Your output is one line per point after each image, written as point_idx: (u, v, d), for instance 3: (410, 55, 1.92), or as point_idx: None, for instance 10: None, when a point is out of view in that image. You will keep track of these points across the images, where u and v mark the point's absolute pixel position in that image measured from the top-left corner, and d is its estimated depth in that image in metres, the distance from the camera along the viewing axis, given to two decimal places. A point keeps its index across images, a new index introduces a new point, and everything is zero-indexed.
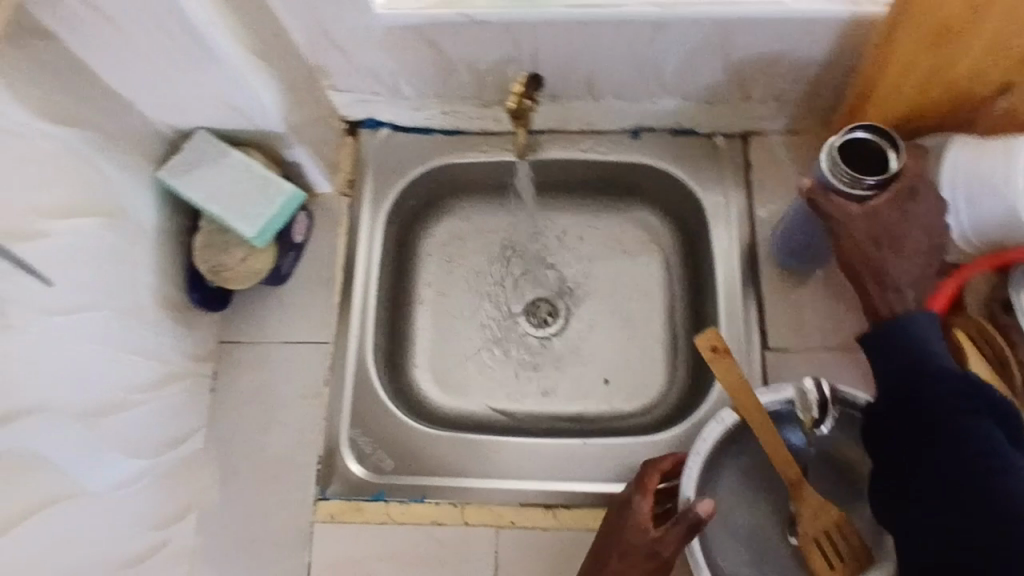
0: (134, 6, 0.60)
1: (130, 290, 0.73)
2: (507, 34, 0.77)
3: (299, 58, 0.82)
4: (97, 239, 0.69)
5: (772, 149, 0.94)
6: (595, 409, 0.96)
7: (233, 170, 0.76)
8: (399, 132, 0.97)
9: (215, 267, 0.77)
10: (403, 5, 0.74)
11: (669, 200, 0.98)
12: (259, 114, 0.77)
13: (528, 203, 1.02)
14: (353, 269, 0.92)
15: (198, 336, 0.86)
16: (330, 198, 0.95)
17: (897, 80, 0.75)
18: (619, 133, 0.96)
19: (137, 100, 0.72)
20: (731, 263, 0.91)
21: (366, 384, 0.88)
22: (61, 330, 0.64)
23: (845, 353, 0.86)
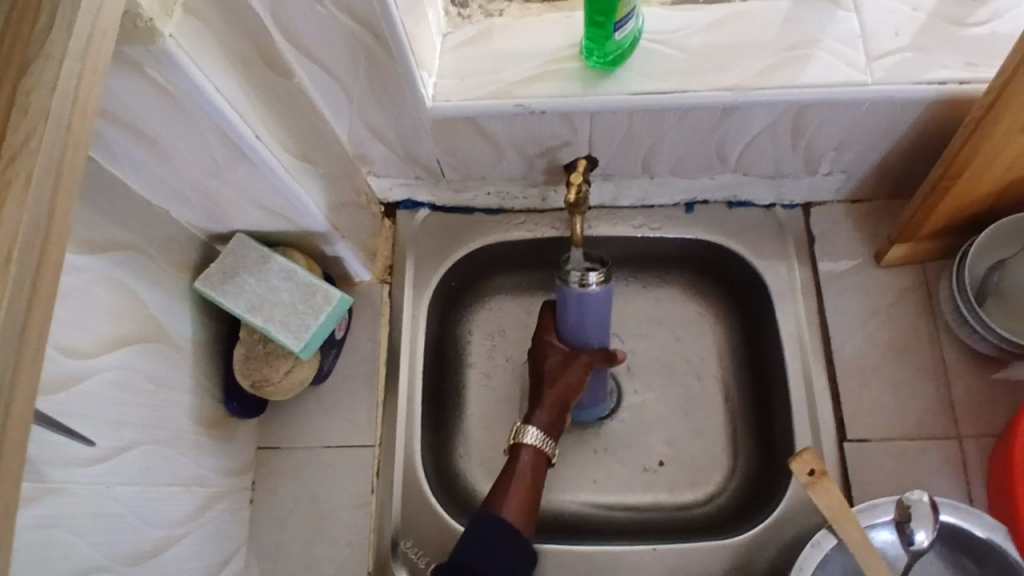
0: (179, 129, 0.55)
1: (168, 415, 0.68)
2: (564, 120, 0.72)
3: (341, 149, 0.77)
4: (133, 368, 0.63)
5: (835, 220, 0.89)
6: (655, 498, 0.89)
7: (279, 279, 0.71)
8: (439, 213, 0.92)
9: (259, 381, 0.73)
10: (456, 95, 0.71)
11: (726, 274, 0.93)
12: (304, 216, 0.72)
13: None
14: (397, 361, 0.86)
15: (237, 446, 0.80)
16: (369, 286, 0.89)
17: (988, 162, 0.70)
18: (672, 208, 0.91)
19: (172, 211, 0.67)
20: (800, 345, 0.85)
21: (417, 489, 0.82)
22: (100, 479, 0.58)
23: (928, 442, 0.81)
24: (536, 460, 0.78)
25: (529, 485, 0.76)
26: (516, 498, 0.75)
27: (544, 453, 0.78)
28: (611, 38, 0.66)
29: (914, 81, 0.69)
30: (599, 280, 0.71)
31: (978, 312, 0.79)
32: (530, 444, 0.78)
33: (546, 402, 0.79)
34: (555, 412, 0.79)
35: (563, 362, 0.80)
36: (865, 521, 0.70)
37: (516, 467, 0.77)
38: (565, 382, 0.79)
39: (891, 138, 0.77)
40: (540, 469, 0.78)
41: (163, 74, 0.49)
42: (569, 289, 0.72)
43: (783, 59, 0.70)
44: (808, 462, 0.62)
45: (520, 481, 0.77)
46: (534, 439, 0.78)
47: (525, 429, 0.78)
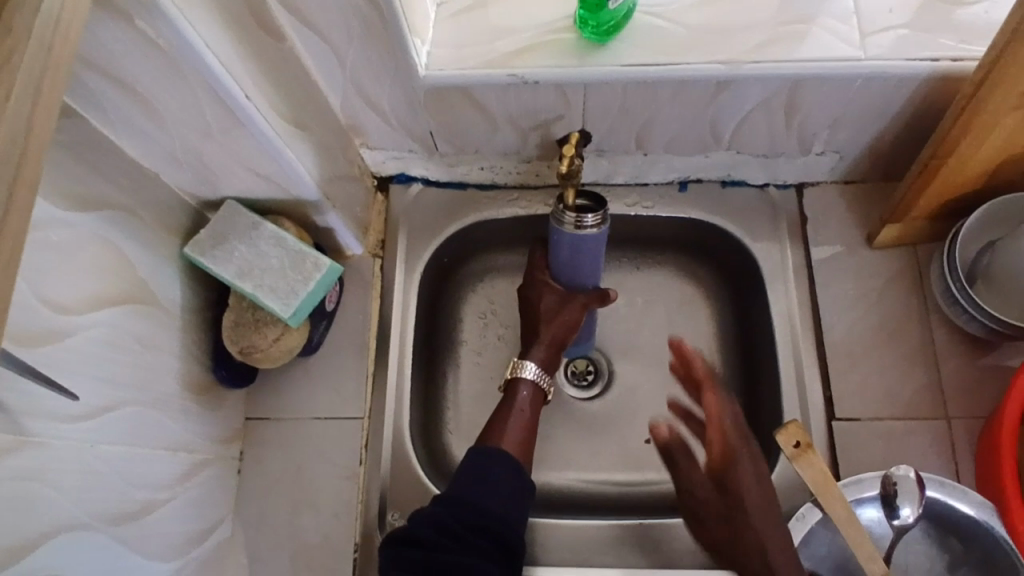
0: (167, 83, 0.55)
1: (154, 378, 0.68)
2: (558, 93, 0.72)
3: (334, 118, 0.77)
4: (119, 328, 0.63)
5: (828, 202, 0.90)
6: (644, 481, 0.88)
7: (268, 244, 0.71)
8: (432, 187, 0.91)
9: (247, 348, 0.73)
10: (450, 65, 0.71)
11: (719, 254, 0.93)
12: (296, 183, 0.72)
13: None
14: (388, 333, 0.86)
15: (225, 415, 0.80)
16: (361, 259, 0.89)
17: (979, 141, 0.70)
18: (666, 186, 0.91)
19: (161, 172, 0.66)
20: (790, 324, 0.86)
21: (404, 461, 0.82)
22: (84, 437, 0.58)
23: (915, 422, 0.81)
24: (534, 397, 0.80)
25: (527, 420, 0.78)
26: (515, 430, 0.76)
27: (541, 391, 0.81)
28: (604, 6, 0.66)
29: (908, 58, 0.69)
30: (595, 221, 0.71)
31: (968, 292, 0.79)
32: (529, 381, 0.80)
33: (543, 340, 0.81)
34: (551, 350, 0.81)
35: (560, 304, 0.82)
36: (851, 496, 0.72)
37: (514, 403, 0.79)
38: (563, 321, 0.81)
39: (884, 117, 0.77)
40: (538, 407, 0.80)
41: (151, 24, 0.49)
42: (563, 231, 0.73)
43: (777, 33, 0.70)
44: (792, 435, 0.64)
45: (518, 416, 0.78)
46: (532, 375, 0.80)
47: (523, 365, 0.80)
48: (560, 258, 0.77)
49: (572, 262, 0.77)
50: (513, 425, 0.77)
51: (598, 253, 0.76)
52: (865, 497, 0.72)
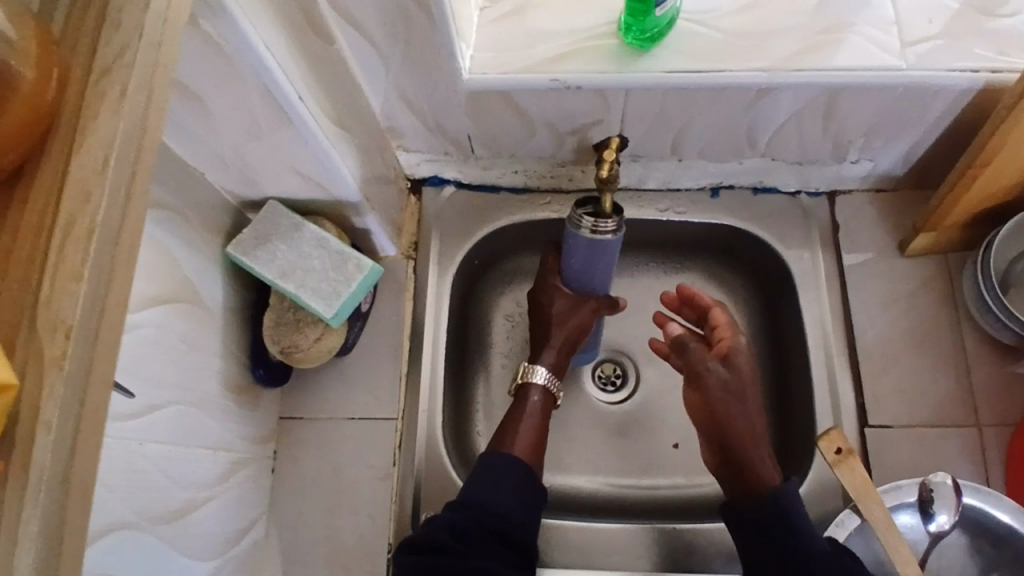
0: (226, 84, 0.55)
1: (197, 377, 0.68)
2: (599, 98, 0.73)
3: (374, 120, 0.78)
4: (167, 327, 0.63)
5: (859, 209, 0.90)
6: (677, 488, 0.89)
7: (311, 246, 0.72)
8: (465, 190, 0.92)
9: (288, 347, 0.74)
10: (493, 69, 0.71)
11: (749, 260, 0.93)
12: (338, 185, 0.72)
13: None
14: (421, 336, 0.87)
15: (261, 415, 0.80)
16: (394, 261, 0.89)
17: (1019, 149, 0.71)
18: (697, 192, 0.91)
19: (205, 171, 0.67)
20: (822, 331, 0.86)
21: (438, 463, 0.82)
22: (135, 436, 0.58)
23: (947, 429, 0.82)
24: (545, 400, 0.81)
25: (538, 423, 0.78)
26: (525, 434, 0.77)
27: (551, 393, 0.81)
28: (650, 13, 0.66)
29: (948, 68, 0.69)
30: (611, 229, 0.71)
31: (1002, 301, 0.79)
32: (540, 385, 0.81)
33: (553, 343, 0.82)
34: (561, 354, 0.82)
35: (571, 308, 0.81)
36: (888, 502, 0.72)
37: (525, 407, 0.80)
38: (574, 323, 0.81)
39: (920, 126, 0.78)
40: (548, 411, 0.81)
41: (216, 27, 0.49)
42: (579, 235, 0.72)
43: (818, 42, 0.70)
44: (834, 441, 0.65)
45: (529, 420, 0.78)
46: (542, 379, 0.81)
47: (533, 370, 0.81)
48: (574, 266, 0.77)
49: (585, 270, 0.77)
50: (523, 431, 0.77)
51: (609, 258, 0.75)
52: (901, 503, 0.72)
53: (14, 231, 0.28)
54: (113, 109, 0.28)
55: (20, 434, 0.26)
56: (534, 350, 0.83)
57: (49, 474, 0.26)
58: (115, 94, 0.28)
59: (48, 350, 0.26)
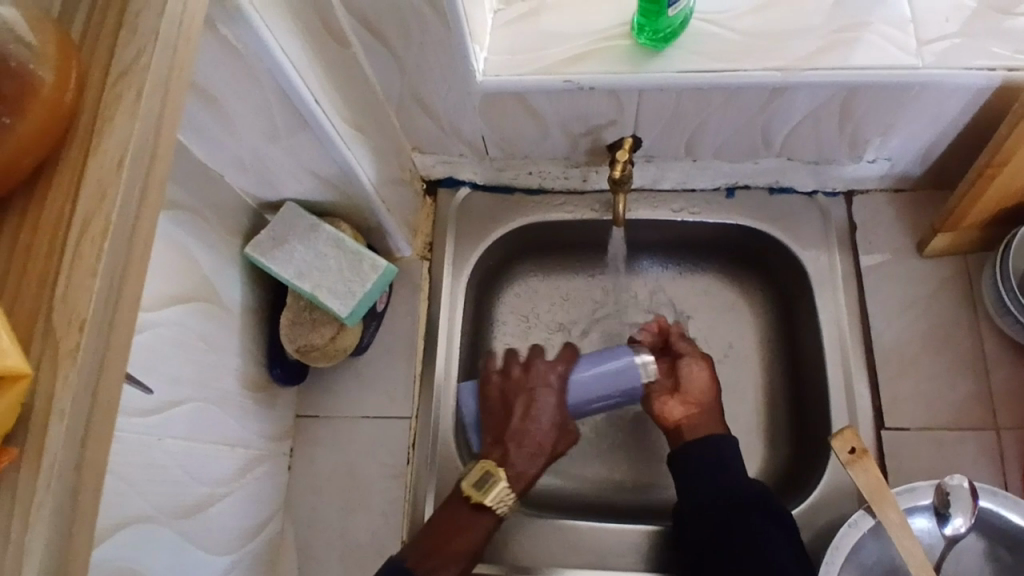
0: (244, 88, 0.56)
1: (215, 375, 0.69)
2: (613, 98, 0.73)
3: (390, 122, 0.78)
4: (186, 326, 0.65)
5: (877, 209, 0.89)
6: (646, 480, 0.89)
7: (327, 246, 0.73)
8: (480, 192, 0.93)
9: (304, 347, 0.75)
10: (507, 70, 0.72)
11: (765, 261, 0.93)
12: (355, 186, 0.73)
13: (622, 266, 0.97)
14: (436, 336, 0.87)
15: (278, 413, 0.81)
16: (409, 262, 0.90)
17: None
18: (713, 193, 0.91)
19: (225, 174, 0.68)
20: (839, 332, 0.85)
21: (452, 462, 0.83)
22: (153, 432, 0.60)
23: (966, 432, 0.80)
24: (491, 526, 0.74)
25: (474, 553, 0.72)
26: (459, 565, 0.71)
27: (501, 518, 0.74)
28: (663, 14, 0.66)
29: (966, 66, 0.69)
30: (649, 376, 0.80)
31: (1019, 299, 0.78)
32: (495, 517, 0.73)
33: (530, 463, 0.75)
34: (526, 481, 0.76)
35: (560, 429, 0.77)
36: (903, 504, 0.71)
37: (467, 531, 0.72)
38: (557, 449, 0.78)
39: (940, 125, 0.77)
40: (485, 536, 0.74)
41: (233, 32, 0.50)
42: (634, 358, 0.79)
43: (835, 41, 0.70)
44: (848, 440, 0.69)
45: (466, 551, 0.72)
46: (501, 509, 0.73)
47: (501, 496, 0.73)
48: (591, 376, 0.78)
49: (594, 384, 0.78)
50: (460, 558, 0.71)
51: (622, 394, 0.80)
52: (916, 506, 0.71)
53: (32, 228, 0.29)
54: (131, 109, 0.29)
55: (35, 421, 0.27)
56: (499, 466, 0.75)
57: (62, 460, 0.27)
58: (132, 95, 0.29)
59: (63, 343, 0.27)
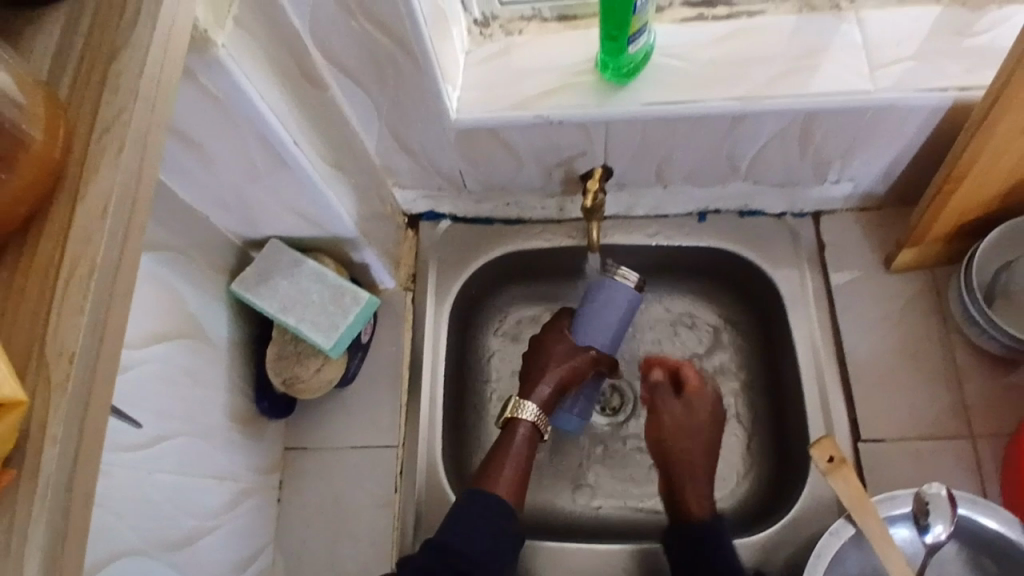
0: (225, 133, 0.59)
1: (203, 409, 0.71)
2: (582, 131, 0.76)
3: (369, 160, 0.81)
4: (174, 361, 0.66)
5: (844, 228, 0.92)
6: (623, 502, 0.91)
7: (310, 281, 0.75)
8: (460, 224, 0.95)
9: (290, 379, 0.77)
10: (479, 108, 0.75)
11: (739, 282, 0.95)
12: (336, 222, 0.76)
13: None
14: (420, 365, 0.89)
15: (266, 446, 0.83)
16: (393, 293, 0.93)
17: (991, 164, 0.73)
18: (685, 217, 0.94)
19: (210, 215, 0.71)
20: (813, 348, 0.87)
21: (439, 489, 0.84)
22: (141, 466, 0.61)
23: (940, 442, 0.82)
24: (530, 435, 0.82)
25: (523, 460, 0.80)
26: (512, 471, 0.78)
27: (538, 430, 0.82)
28: (625, 51, 0.70)
29: (917, 90, 0.72)
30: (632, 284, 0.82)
31: (986, 310, 0.81)
32: (528, 422, 0.81)
33: (546, 380, 0.83)
34: (552, 394, 0.83)
35: (570, 350, 0.84)
36: (884, 511, 0.71)
37: (510, 442, 0.81)
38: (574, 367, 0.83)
39: (895, 146, 0.80)
40: (533, 444, 0.82)
41: (212, 79, 0.53)
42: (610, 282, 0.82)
43: (790, 69, 0.73)
44: (825, 449, 0.66)
45: (515, 455, 0.80)
46: (531, 416, 0.82)
47: (523, 406, 0.82)
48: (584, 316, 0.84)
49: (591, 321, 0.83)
50: (511, 466, 0.78)
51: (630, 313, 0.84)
52: (897, 514, 0.71)
53: (25, 271, 0.31)
54: (113, 161, 0.32)
55: (29, 449, 0.29)
56: (525, 387, 0.84)
57: (55, 483, 0.29)
58: (114, 149, 0.32)
59: (54, 374, 0.29)
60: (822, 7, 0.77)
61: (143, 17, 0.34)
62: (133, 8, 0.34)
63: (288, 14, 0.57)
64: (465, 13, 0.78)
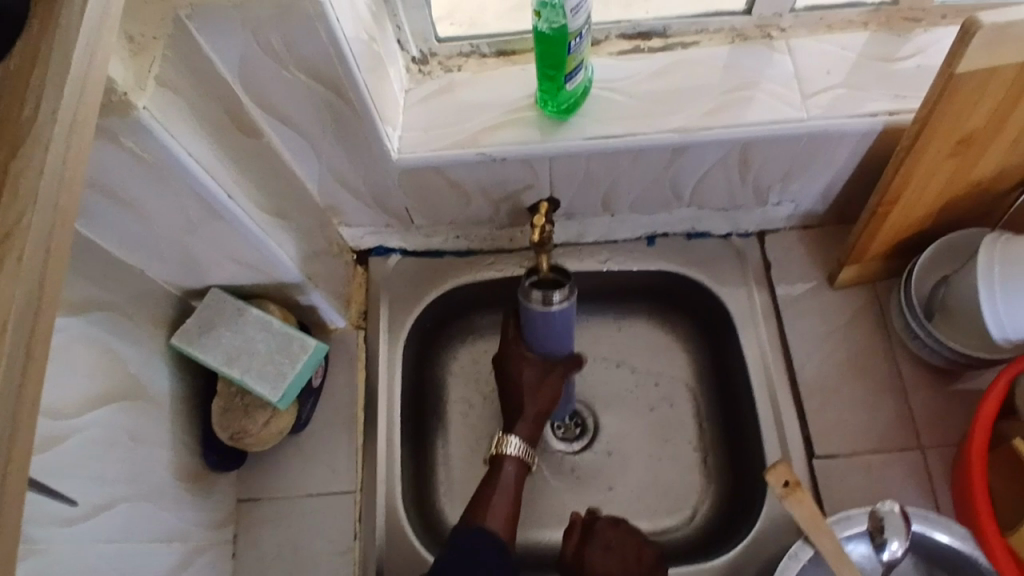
0: (155, 191, 0.57)
1: (146, 471, 0.68)
2: (526, 166, 0.76)
3: (312, 201, 0.80)
4: (113, 426, 0.64)
5: (789, 246, 0.94)
6: None
7: (255, 329, 0.74)
8: (410, 258, 0.94)
9: (238, 433, 0.75)
10: (421, 147, 0.74)
11: (691, 303, 0.96)
12: (280, 268, 0.74)
13: None
14: (376, 404, 0.88)
15: (217, 500, 0.80)
16: (345, 332, 0.91)
17: (921, 186, 0.76)
18: (634, 242, 0.95)
19: (147, 269, 0.68)
20: (764, 366, 0.89)
21: (400, 532, 0.82)
22: (82, 539, 0.58)
23: (889, 453, 0.84)
24: (519, 470, 0.81)
25: (514, 492, 0.80)
26: (501, 505, 0.78)
27: (526, 463, 0.82)
28: (563, 88, 0.70)
29: (848, 116, 0.74)
30: (561, 298, 0.74)
31: (927, 326, 0.83)
32: (515, 458, 0.81)
33: (528, 414, 0.82)
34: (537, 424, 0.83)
35: (539, 378, 0.83)
36: (839, 531, 0.72)
37: (500, 477, 0.80)
38: (550, 392, 0.84)
39: (832, 168, 0.82)
40: (523, 479, 0.82)
41: (136, 140, 0.52)
42: (531, 307, 0.75)
43: (726, 100, 0.75)
44: (781, 474, 0.67)
45: (504, 490, 0.80)
46: (517, 450, 0.81)
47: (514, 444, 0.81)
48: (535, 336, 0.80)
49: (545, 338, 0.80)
50: (501, 501, 0.78)
51: (569, 322, 0.79)
52: (853, 532, 0.72)
53: None
54: (13, 272, 0.30)
55: None
56: (508, 422, 0.84)
57: None
58: (14, 256, 0.30)
59: None
60: (754, 37, 0.79)
61: (44, 108, 0.32)
62: (33, 98, 0.32)
63: (213, 61, 0.56)
64: (403, 50, 0.78)
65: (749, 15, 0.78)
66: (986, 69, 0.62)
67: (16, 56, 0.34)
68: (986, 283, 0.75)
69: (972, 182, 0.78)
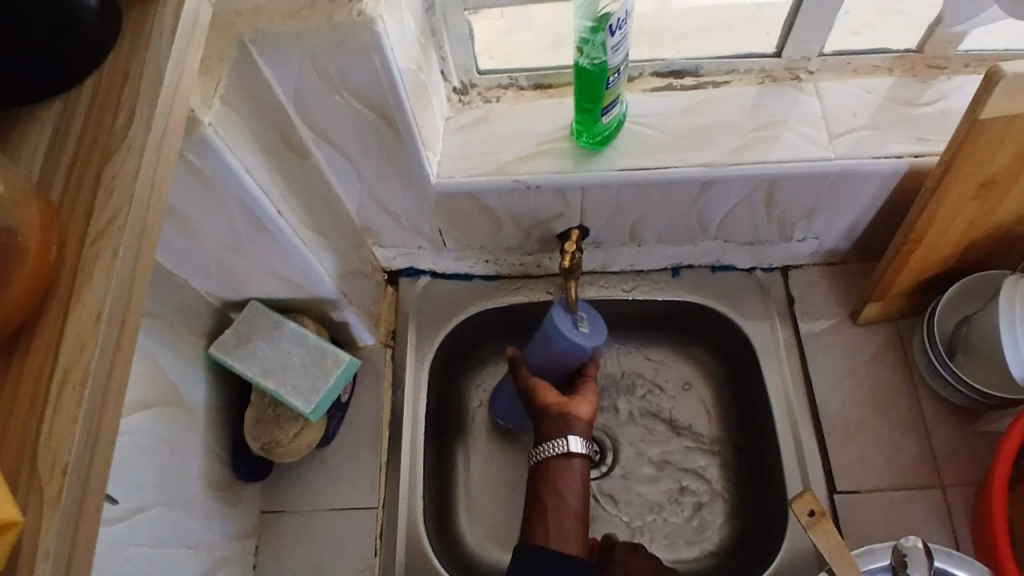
0: (207, 203, 0.60)
1: (179, 477, 0.70)
2: (558, 194, 0.79)
3: (349, 222, 0.83)
4: (152, 430, 0.66)
5: (812, 281, 0.96)
6: None
7: (290, 342, 0.76)
8: (438, 280, 0.96)
9: (269, 444, 0.76)
10: (458, 173, 0.77)
11: (712, 335, 0.98)
12: (317, 284, 0.77)
13: None
14: (401, 423, 0.89)
15: (242, 510, 0.81)
16: (373, 350, 0.93)
17: (945, 225, 0.77)
18: (659, 273, 0.96)
19: (191, 281, 0.71)
20: (786, 400, 0.89)
21: (420, 550, 0.83)
22: (116, 540, 0.60)
23: (912, 492, 0.84)
24: (556, 472, 0.78)
25: (556, 498, 0.77)
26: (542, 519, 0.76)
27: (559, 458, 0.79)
28: (598, 121, 0.73)
29: (873, 156, 0.76)
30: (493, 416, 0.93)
31: (949, 363, 0.84)
32: (561, 457, 0.79)
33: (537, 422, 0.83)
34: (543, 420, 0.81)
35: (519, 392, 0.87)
36: (863, 565, 0.72)
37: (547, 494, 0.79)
38: (529, 390, 0.83)
39: (855, 207, 0.84)
40: (566, 476, 0.78)
41: (199, 157, 0.55)
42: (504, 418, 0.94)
43: (754, 138, 0.77)
44: (807, 502, 0.67)
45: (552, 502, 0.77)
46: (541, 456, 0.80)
47: (548, 447, 0.80)
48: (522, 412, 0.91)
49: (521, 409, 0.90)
50: (554, 512, 0.76)
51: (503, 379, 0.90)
52: (876, 566, 0.72)
53: (19, 386, 0.31)
54: (108, 266, 0.32)
55: (23, 562, 0.29)
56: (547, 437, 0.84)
57: None
58: (109, 253, 0.33)
59: (47, 488, 0.30)
60: (782, 79, 0.82)
61: (137, 121, 0.35)
62: (126, 112, 0.35)
63: (271, 86, 0.59)
64: (444, 81, 0.81)
65: (778, 57, 0.81)
66: (1010, 115, 0.64)
67: (109, 72, 0.36)
68: (1007, 321, 0.76)
69: (995, 224, 0.79)
